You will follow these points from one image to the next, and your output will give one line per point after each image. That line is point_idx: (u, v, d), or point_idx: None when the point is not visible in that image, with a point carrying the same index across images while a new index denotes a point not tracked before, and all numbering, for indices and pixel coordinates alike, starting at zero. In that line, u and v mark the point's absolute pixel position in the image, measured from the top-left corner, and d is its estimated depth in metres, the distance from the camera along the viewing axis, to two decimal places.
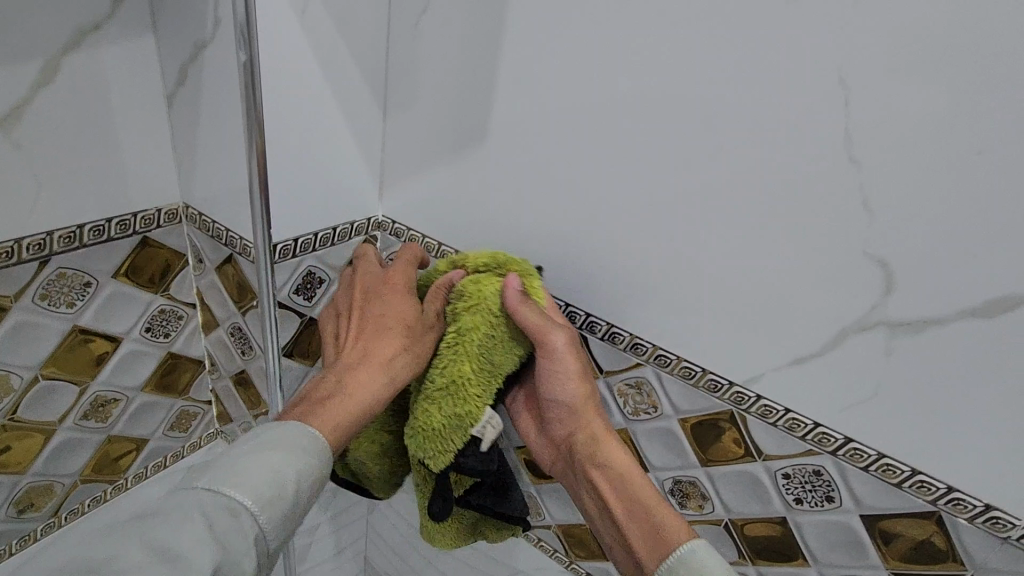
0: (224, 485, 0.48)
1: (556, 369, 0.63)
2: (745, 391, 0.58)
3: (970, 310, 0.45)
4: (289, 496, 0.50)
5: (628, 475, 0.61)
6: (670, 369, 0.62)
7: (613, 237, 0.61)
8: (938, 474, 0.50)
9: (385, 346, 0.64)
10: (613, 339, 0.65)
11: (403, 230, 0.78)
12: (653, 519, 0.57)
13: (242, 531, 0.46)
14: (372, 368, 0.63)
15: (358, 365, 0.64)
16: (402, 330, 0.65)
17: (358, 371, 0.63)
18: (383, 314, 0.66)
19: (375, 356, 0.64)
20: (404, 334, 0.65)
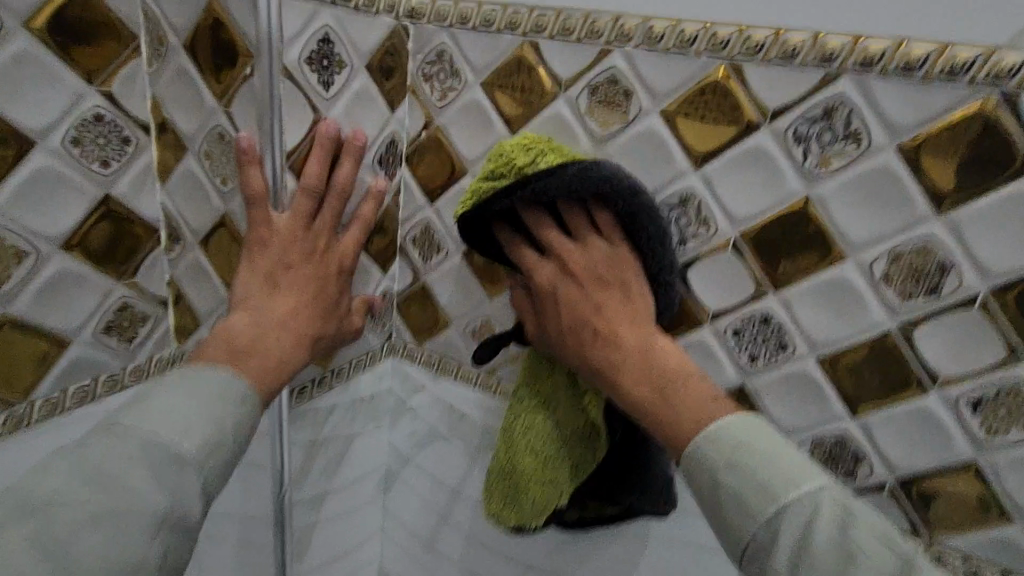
0: (171, 429, 0.41)
1: (578, 261, 0.53)
2: (1013, 56, 0.40)
3: None
4: (230, 447, 0.44)
5: (631, 380, 0.48)
6: (884, 66, 0.43)
7: None
8: None
9: (314, 297, 0.56)
10: (787, 54, 0.45)
11: (447, 8, 0.58)
12: (671, 404, 0.46)
13: (188, 480, 0.41)
14: (301, 319, 0.54)
15: (282, 316, 0.53)
16: (334, 274, 0.57)
17: (287, 321, 0.53)
18: (310, 251, 0.55)
19: (301, 307, 0.54)
20: (324, 280, 0.56)
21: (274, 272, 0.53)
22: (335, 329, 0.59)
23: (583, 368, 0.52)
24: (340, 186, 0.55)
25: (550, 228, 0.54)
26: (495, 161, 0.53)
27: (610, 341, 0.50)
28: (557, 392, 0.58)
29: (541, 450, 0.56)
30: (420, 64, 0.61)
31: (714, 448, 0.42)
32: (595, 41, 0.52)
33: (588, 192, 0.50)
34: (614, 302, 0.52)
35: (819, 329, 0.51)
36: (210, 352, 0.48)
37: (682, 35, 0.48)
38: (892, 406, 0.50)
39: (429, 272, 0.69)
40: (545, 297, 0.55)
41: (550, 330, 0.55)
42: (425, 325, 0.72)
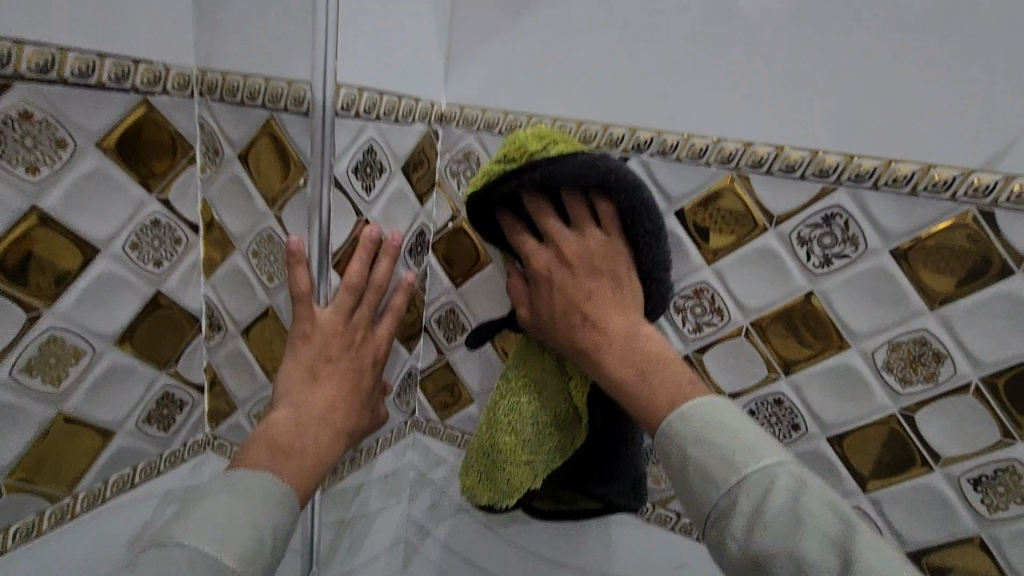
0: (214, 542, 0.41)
1: (574, 249, 0.55)
2: (989, 175, 0.45)
3: None
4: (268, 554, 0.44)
5: (616, 361, 0.50)
6: (875, 181, 0.48)
7: (780, 35, 0.49)
8: None
9: (346, 390, 0.58)
10: (788, 168, 0.51)
11: (475, 115, 0.63)
12: (648, 386, 0.48)
13: None
14: (335, 414, 0.56)
15: (320, 411, 0.55)
16: (368, 365, 0.61)
17: (325, 415, 0.55)
18: (347, 343, 0.58)
19: (336, 401, 0.57)
20: (358, 373, 0.59)
21: (313, 366, 0.56)
22: (363, 421, 0.61)
23: (569, 348, 0.54)
24: (378, 283, 0.60)
25: (551, 215, 0.56)
26: (505, 150, 0.55)
27: (601, 324, 0.52)
28: (543, 376, 0.59)
29: (521, 431, 0.58)
30: (449, 162, 0.66)
31: (687, 424, 0.44)
32: (613, 148, 0.57)
33: (593, 182, 0.52)
34: (606, 290, 0.54)
35: (830, 412, 0.55)
36: (253, 454, 0.50)
37: (693, 147, 0.54)
38: (900, 483, 0.54)
39: (452, 351, 0.73)
40: (540, 280, 0.56)
41: (543, 311, 0.56)
42: (448, 401, 0.74)
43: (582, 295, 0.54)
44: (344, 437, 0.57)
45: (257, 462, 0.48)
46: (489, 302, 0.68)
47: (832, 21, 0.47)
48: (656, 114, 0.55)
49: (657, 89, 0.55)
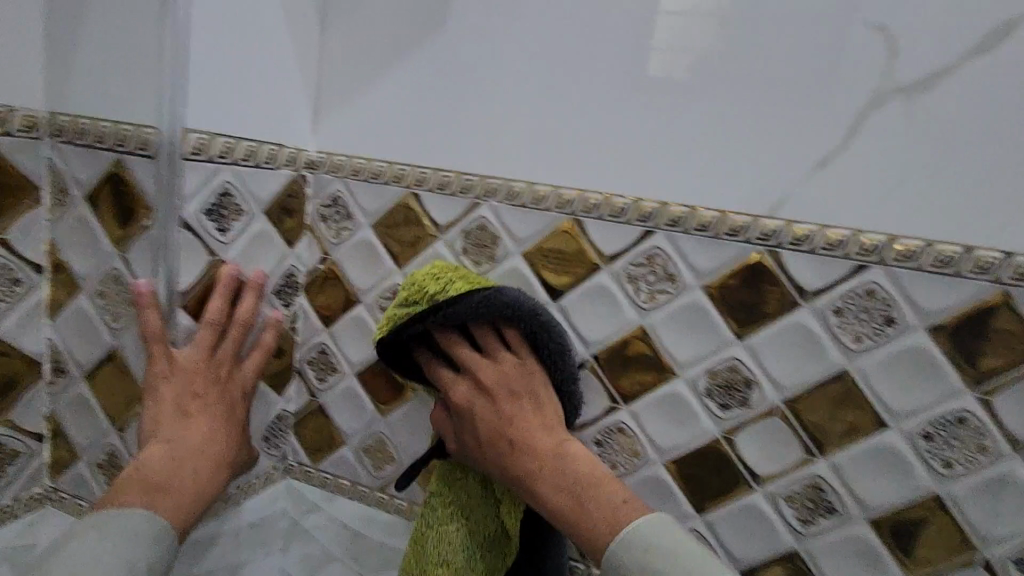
0: None
1: (488, 378, 0.58)
2: (773, 222, 0.52)
3: (976, 50, 0.45)
4: None
5: (550, 483, 0.53)
6: (686, 225, 0.54)
7: (603, 96, 0.56)
8: (991, 244, 0.46)
9: (221, 421, 0.60)
10: (615, 213, 0.57)
11: (343, 161, 0.66)
12: (586, 505, 0.51)
13: None
14: (214, 446, 0.58)
15: (197, 445, 0.56)
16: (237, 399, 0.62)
17: (202, 448, 0.56)
18: (216, 377, 0.60)
19: (214, 434, 0.59)
20: (229, 403, 0.61)
21: (182, 401, 0.58)
22: (241, 449, 0.63)
23: (502, 475, 0.57)
24: (241, 316, 0.62)
25: (464, 347, 0.60)
26: (410, 290, 0.59)
27: (529, 449, 0.55)
28: (469, 502, 0.62)
29: (454, 560, 0.60)
30: (318, 207, 0.68)
31: (626, 553, 0.47)
32: (467, 195, 0.62)
33: (498, 310, 0.56)
34: (527, 413, 0.57)
35: (664, 439, 0.59)
36: (127, 490, 0.51)
37: (535, 194, 0.59)
38: (730, 503, 0.58)
39: (323, 394, 0.73)
40: (462, 413, 0.59)
41: (469, 442, 0.59)
42: (321, 446, 0.74)
43: (503, 423, 0.57)
44: (223, 468, 0.58)
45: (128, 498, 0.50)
46: (357, 343, 0.69)
47: (642, 87, 0.54)
48: (501, 164, 0.60)
49: (501, 142, 0.60)
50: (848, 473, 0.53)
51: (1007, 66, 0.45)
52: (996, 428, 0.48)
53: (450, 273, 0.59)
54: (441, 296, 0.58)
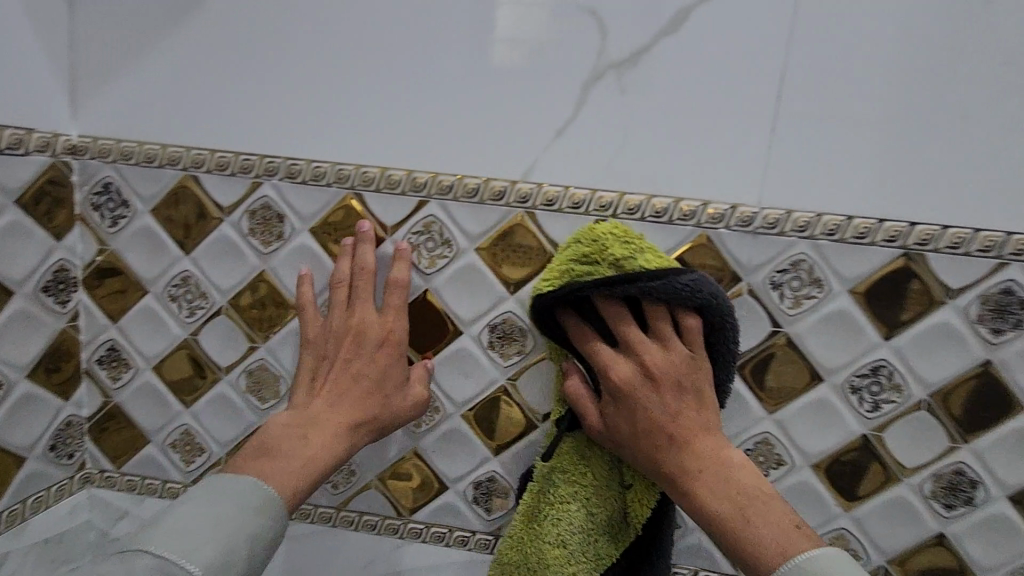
0: None
1: (656, 366, 0.55)
2: (527, 185, 0.58)
3: (663, 32, 0.54)
4: None
5: (715, 488, 0.51)
6: (455, 194, 0.59)
7: (366, 73, 0.58)
8: (691, 194, 0.56)
9: (356, 383, 0.59)
10: (391, 185, 0.60)
11: (109, 145, 0.63)
12: (751, 522, 0.49)
13: None
14: (341, 405, 0.59)
15: (320, 412, 0.58)
16: (370, 358, 0.60)
17: (320, 417, 0.58)
18: (354, 339, 0.60)
19: (331, 404, 0.58)
20: (391, 361, 0.60)
21: (314, 374, 0.61)
22: (395, 405, 0.61)
23: (653, 467, 0.55)
24: (364, 263, 0.60)
25: (631, 324, 0.56)
26: (587, 244, 0.56)
27: (694, 449, 0.53)
28: (599, 485, 0.59)
29: (568, 542, 0.58)
30: (88, 195, 0.65)
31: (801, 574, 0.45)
32: (247, 174, 0.61)
33: (694, 301, 0.53)
34: (692, 411, 0.55)
35: (459, 392, 0.64)
36: (244, 460, 0.55)
37: (315, 171, 0.60)
38: (517, 442, 0.64)
39: (119, 393, 0.70)
40: (619, 396, 0.56)
41: (622, 427, 0.56)
42: (123, 448, 0.71)
43: (665, 415, 0.54)
44: (355, 427, 0.58)
45: (244, 467, 0.54)
46: (151, 335, 0.67)
47: (401, 65, 0.57)
48: (278, 143, 0.60)
49: (273, 121, 0.60)
50: None
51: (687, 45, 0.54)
52: None
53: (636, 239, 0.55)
54: (626, 262, 0.54)
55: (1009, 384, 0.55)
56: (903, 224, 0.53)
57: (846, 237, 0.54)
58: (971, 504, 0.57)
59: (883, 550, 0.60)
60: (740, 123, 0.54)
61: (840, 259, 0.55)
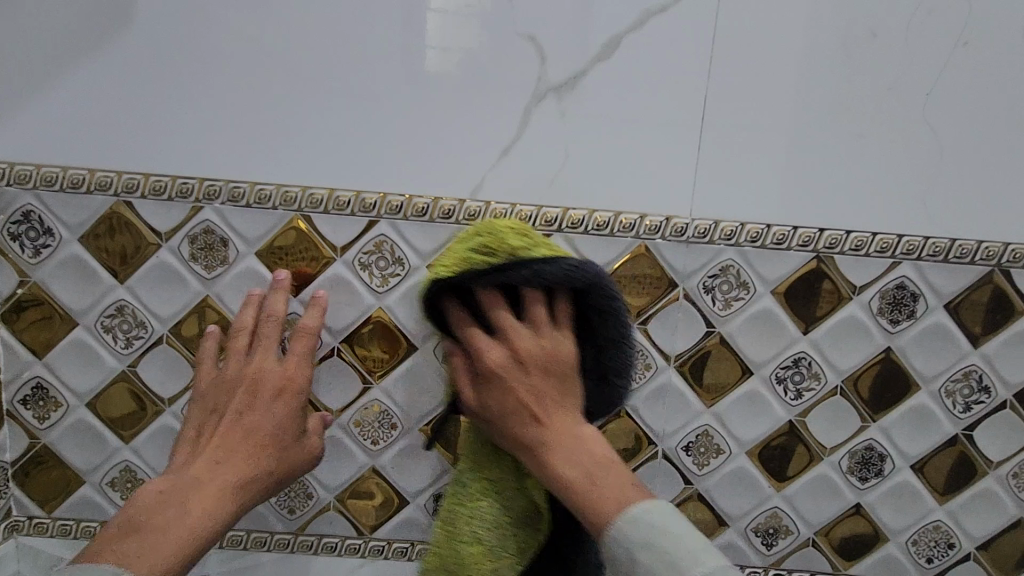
0: None
1: (525, 350, 0.55)
2: (475, 203, 0.60)
3: (597, 57, 0.58)
4: None
5: (566, 461, 0.52)
6: (405, 213, 0.60)
7: (310, 95, 0.58)
8: (629, 208, 0.60)
9: (248, 438, 0.56)
10: (340, 206, 0.60)
11: (30, 171, 0.59)
12: (594, 492, 0.50)
13: None
14: (230, 463, 0.55)
15: (203, 472, 0.54)
16: (262, 407, 0.58)
17: (200, 475, 0.54)
18: (249, 390, 0.59)
19: (217, 460, 0.55)
20: (289, 410, 0.59)
21: (199, 433, 0.58)
22: (289, 459, 0.58)
23: (518, 445, 0.55)
24: (271, 313, 0.60)
25: (504, 310, 0.56)
26: (477, 235, 0.55)
27: (550, 428, 0.54)
28: (502, 476, 0.58)
29: (485, 538, 0.56)
30: (5, 224, 0.60)
31: (637, 531, 0.47)
32: (186, 198, 0.60)
33: (579, 283, 0.54)
34: (555, 393, 0.56)
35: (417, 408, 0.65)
36: (104, 537, 0.49)
37: (260, 194, 0.60)
38: None
39: (48, 433, 0.65)
40: (492, 378, 0.56)
41: (491, 407, 0.56)
42: (56, 491, 0.66)
43: (530, 395, 0.55)
44: (244, 486, 0.55)
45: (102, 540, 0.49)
46: (84, 369, 0.64)
47: (346, 87, 0.58)
48: (219, 166, 0.59)
49: (213, 143, 0.59)
50: None
51: (621, 70, 0.58)
52: (654, 349, 0.63)
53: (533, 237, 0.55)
54: (523, 252, 0.54)
55: (907, 367, 0.62)
56: (814, 230, 0.60)
57: (767, 243, 0.60)
58: (880, 474, 0.65)
59: (810, 524, 0.66)
60: (672, 141, 0.59)
61: (763, 263, 0.60)
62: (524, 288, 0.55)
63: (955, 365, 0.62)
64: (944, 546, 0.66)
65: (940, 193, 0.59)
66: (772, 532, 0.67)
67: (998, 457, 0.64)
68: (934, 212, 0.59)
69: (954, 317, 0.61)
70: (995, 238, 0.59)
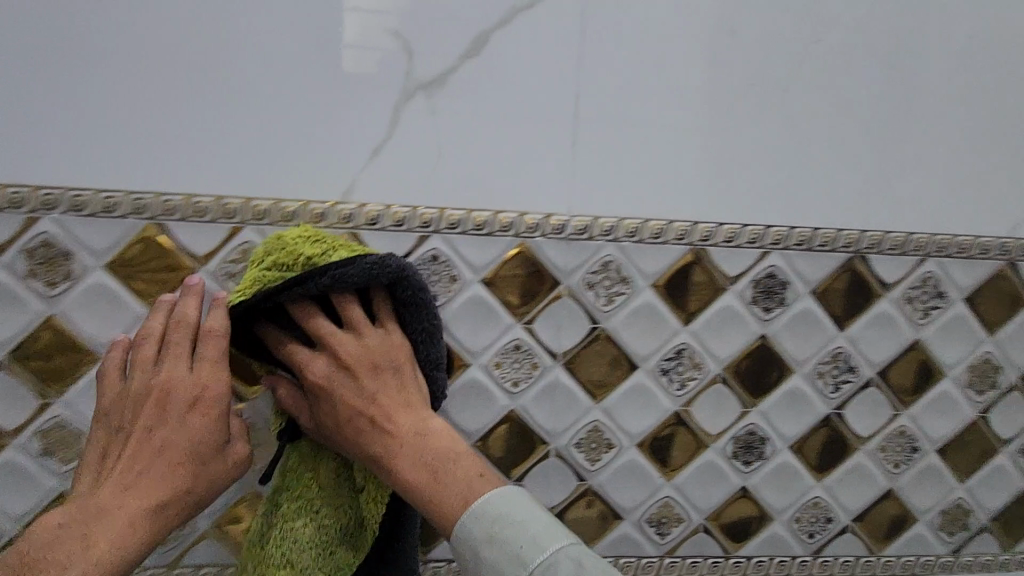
0: None
1: (348, 354, 0.54)
2: (347, 206, 0.58)
3: (466, 54, 0.57)
4: None
5: (410, 459, 0.52)
6: (271, 219, 0.57)
7: (159, 94, 0.54)
8: (507, 207, 0.59)
9: (159, 459, 0.50)
10: (198, 213, 0.56)
11: None
12: (439, 483, 0.51)
13: None
14: (138, 487, 0.49)
15: (109, 501, 0.48)
16: (176, 423, 0.51)
17: (102, 503, 0.48)
18: (157, 403, 0.52)
19: (126, 484, 0.49)
20: (205, 421, 0.52)
21: (106, 453, 0.52)
22: (207, 476, 0.52)
23: (359, 454, 0.53)
24: (181, 318, 0.54)
25: (321, 319, 0.55)
26: (274, 253, 0.53)
27: (387, 429, 0.53)
28: (328, 492, 0.57)
29: (297, 561, 0.55)
30: None
31: (476, 524, 0.48)
32: (18, 209, 0.54)
33: (385, 279, 0.53)
34: (392, 391, 0.54)
35: None
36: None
37: (106, 202, 0.55)
38: None
39: None
40: (317, 391, 0.55)
41: (327, 422, 0.54)
42: None
43: (364, 401, 0.54)
44: (157, 510, 0.49)
45: None
46: None
47: (199, 85, 0.54)
48: (55, 172, 0.54)
49: (48, 147, 0.53)
50: (450, 412, 0.63)
51: (492, 68, 0.57)
52: (540, 347, 0.62)
53: (326, 240, 0.54)
54: (321, 259, 0.53)
55: (780, 352, 0.65)
56: (688, 223, 0.61)
57: (644, 238, 0.61)
58: (763, 457, 0.67)
59: (700, 510, 0.67)
60: (546, 139, 0.58)
61: (641, 258, 0.61)
62: (330, 291, 0.54)
63: (824, 348, 0.65)
64: (823, 520, 0.69)
65: (802, 186, 0.61)
66: (663, 521, 0.67)
67: (867, 432, 0.67)
68: (797, 205, 0.61)
69: (821, 302, 0.64)
70: (854, 226, 0.62)
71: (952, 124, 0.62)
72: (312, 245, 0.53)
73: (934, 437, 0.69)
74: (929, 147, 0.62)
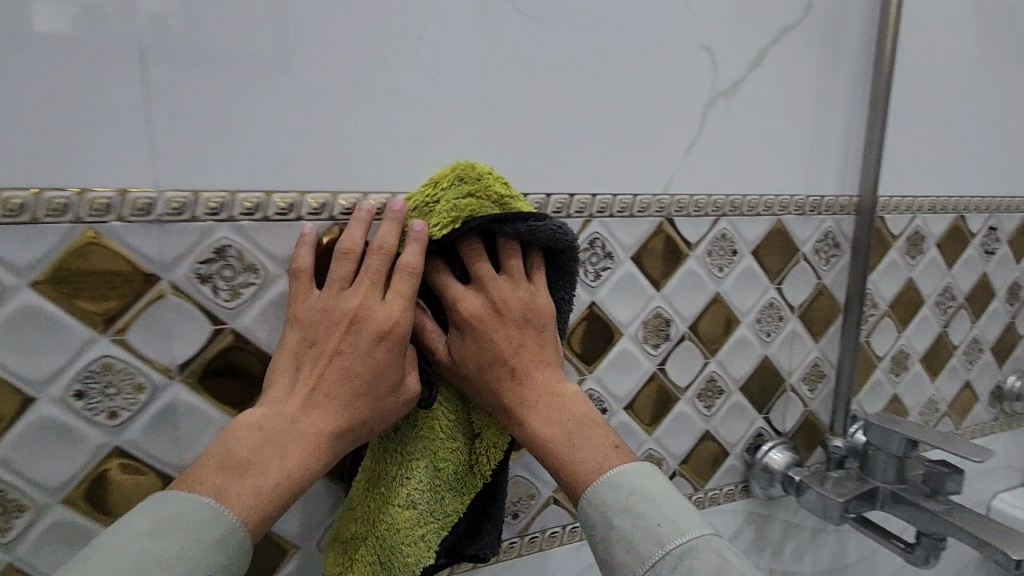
0: None
1: (507, 304, 0.51)
2: None
3: None
4: None
5: (554, 410, 0.50)
6: None
7: None
8: (58, 183, 0.43)
9: (338, 385, 0.46)
10: None
11: None
12: (571, 440, 0.49)
13: None
14: (325, 409, 0.46)
15: (299, 418, 0.45)
16: (361, 350, 0.47)
17: (288, 424, 0.45)
18: (348, 328, 0.47)
19: (308, 408, 0.46)
20: (388, 359, 0.48)
21: (296, 363, 0.47)
22: (381, 412, 0.48)
23: (493, 402, 0.51)
24: (383, 244, 0.49)
25: (483, 262, 0.52)
26: (468, 183, 0.50)
27: (530, 382, 0.51)
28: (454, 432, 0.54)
29: (418, 501, 0.52)
30: None
31: (610, 490, 0.46)
32: None
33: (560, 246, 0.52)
34: (535, 347, 0.53)
35: None
36: (200, 470, 0.42)
37: None
38: None
39: None
40: (465, 330, 0.51)
41: (466, 366, 0.52)
42: None
43: (512, 349, 0.52)
44: (333, 440, 0.46)
45: (200, 485, 0.41)
46: None
47: None
48: None
49: None
50: (19, 464, 0.46)
51: None
52: (144, 364, 0.48)
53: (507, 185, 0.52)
54: (512, 206, 0.51)
55: None
56: (324, 196, 0.51)
57: (270, 216, 0.50)
58: None
59: None
60: (105, 89, 0.43)
61: (269, 241, 0.50)
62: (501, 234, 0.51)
63: None
64: (524, 500, 0.65)
65: (456, 149, 0.55)
66: None
67: None
68: None
69: None
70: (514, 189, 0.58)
71: (604, 80, 0.60)
72: (502, 187, 0.51)
73: (620, 394, 0.68)
74: (584, 104, 0.60)
